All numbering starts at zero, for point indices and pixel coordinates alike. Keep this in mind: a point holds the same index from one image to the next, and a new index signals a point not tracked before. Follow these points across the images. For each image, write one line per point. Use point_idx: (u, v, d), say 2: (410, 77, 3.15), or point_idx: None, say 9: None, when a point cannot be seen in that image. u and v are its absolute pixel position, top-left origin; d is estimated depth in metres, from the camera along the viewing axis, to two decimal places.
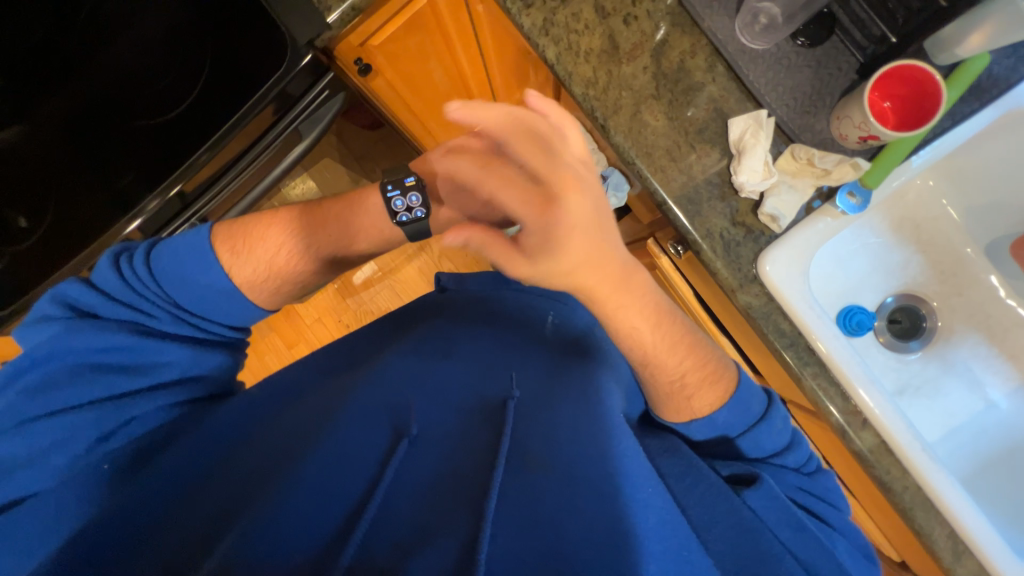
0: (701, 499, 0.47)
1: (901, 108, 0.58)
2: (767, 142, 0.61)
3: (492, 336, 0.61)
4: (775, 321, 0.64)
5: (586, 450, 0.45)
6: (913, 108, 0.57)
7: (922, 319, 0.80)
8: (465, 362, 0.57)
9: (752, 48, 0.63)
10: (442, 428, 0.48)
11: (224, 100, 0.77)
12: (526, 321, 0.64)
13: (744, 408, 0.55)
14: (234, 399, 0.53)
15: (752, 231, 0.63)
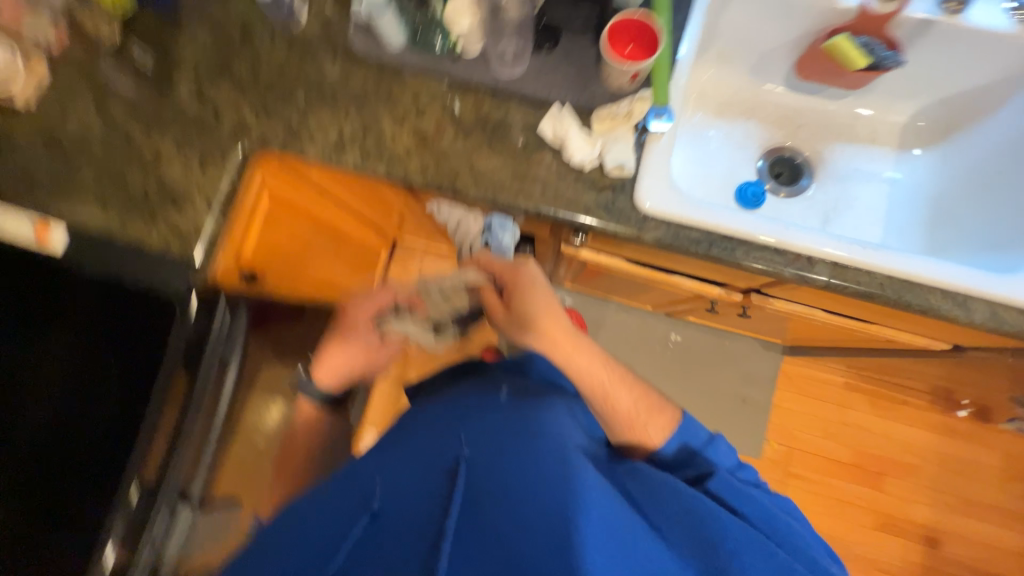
0: (656, 491, 0.60)
1: (643, 48, 0.69)
2: (574, 122, 0.71)
3: (450, 420, 0.69)
4: (686, 236, 0.69)
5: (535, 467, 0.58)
6: (649, 44, 0.69)
7: (792, 160, 0.91)
8: (426, 443, 0.66)
9: (516, 73, 0.74)
10: (408, 503, 0.57)
11: (133, 368, 0.74)
12: (479, 398, 0.73)
13: (691, 434, 0.69)
14: (231, 561, 0.59)
15: (615, 186, 0.71)
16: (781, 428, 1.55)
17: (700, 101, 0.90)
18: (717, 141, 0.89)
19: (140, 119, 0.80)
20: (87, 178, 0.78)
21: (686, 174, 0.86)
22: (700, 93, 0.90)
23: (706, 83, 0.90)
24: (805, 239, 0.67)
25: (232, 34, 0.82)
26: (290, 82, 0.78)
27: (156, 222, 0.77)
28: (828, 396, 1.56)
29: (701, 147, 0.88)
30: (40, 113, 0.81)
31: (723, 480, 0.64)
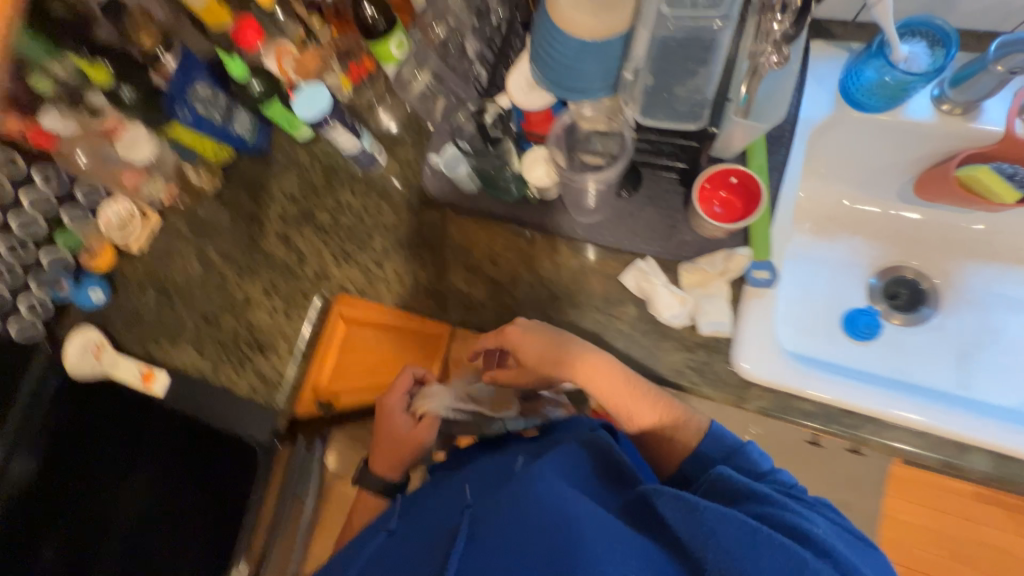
0: (673, 515, 0.45)
1: (736, 201, 0.64)
2: (660, 276, 0.65)
3: (465, 477, 0.62)
4: (797, 407, 0.61)
5: (527, 496, 0.49)
6: (745, 205, 0.63)
7: (913, 284, 0.79)
8: (428, 508, 0.59)
9: (591, 221, 0.70)
10: (409, 555, 0.51)
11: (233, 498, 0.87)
12: (495, 465, 0.62)
13: (721, 440, 0.58)
14: None
15: (710, 346, 0.64)
16: (896, 542, 1.34)
17: (803, 217, 0.82)
18: (830, 267, 0.80)
19: (235, 264, 0.85)
20: (189, 322, 0.84)
21: (788, 307, 0.77)
22: (801, 209, 0.81)
23: (812, 199, 0.81)
24: (954, 422, 0.56)
25: (317, 180, 0.85)
26: (368, 228, 0.80)
27: (244, 369, 0.80)
28: (957, 508, 1.32)
29: (808, 274, 0.79)
30: (152, 260, 0.89)
31: (731, 477, 0.51)
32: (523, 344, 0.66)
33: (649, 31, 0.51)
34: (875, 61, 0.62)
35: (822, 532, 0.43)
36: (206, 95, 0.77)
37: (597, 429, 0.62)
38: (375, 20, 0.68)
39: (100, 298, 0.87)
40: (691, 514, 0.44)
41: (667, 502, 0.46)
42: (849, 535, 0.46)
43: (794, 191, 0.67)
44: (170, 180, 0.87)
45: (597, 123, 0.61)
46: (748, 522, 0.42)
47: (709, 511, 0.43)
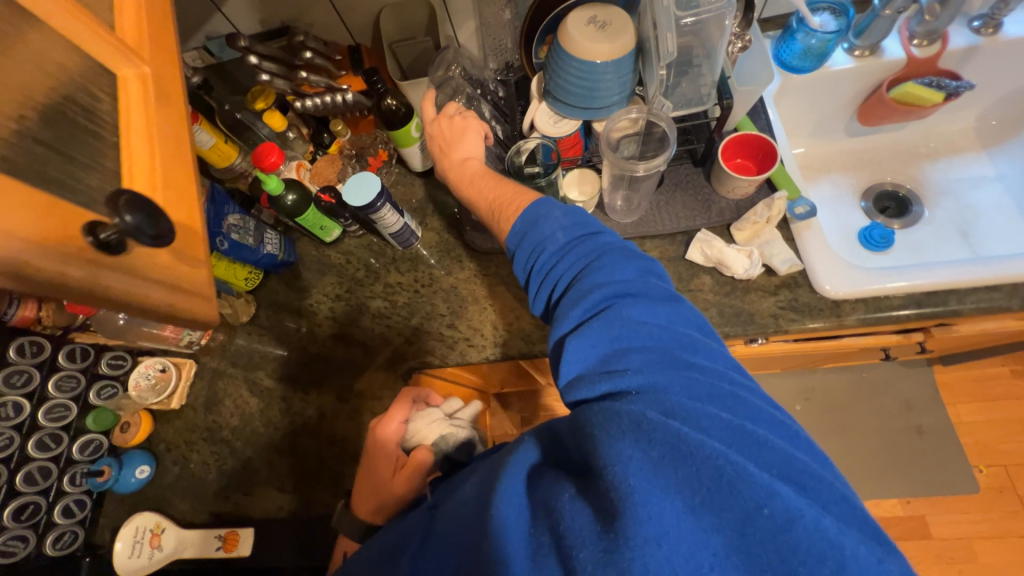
0: (572, 322, 0.49)
1: (751, 163, 0.75)
2: (721, 240, 0.72)
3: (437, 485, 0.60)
4: (888, 306, 0.66)
5: (457, 503, 0.46)
6: (760, 164, 0.74)
7: (896, 193, 0.93)
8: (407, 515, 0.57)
9: (634, 221, 0.76)
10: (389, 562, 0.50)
11: None
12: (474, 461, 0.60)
13: (647, 283, 0.49)
14: None
15: (791, 283, 0.70)
16: (977, 445, 1.37)
17: (805, 170, 0.96)
18: (846, 199, 0.93)
19: (295, 382, 0.80)
20: (259, 461, 0.76)
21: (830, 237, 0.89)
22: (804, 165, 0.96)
23: (807, 156, 0.96)
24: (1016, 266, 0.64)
25: (359, 273, 0.86)
26: (427, 297, 0.81)
27: (342, 487, 0.72)
28: (1006, 392, 1.40)
29: (832, 209, 0.92)
30: (196, 413, 0.81)
31: (661, 333, 0.46)
32: (494, 195, 0.63)
33: (673, 32, 0.58)
34: (798, 34, 0.79)
35: (759, 419, 0.40)
36: (238, 222, 0.78)
37: (558, 335, 0.50)
38: (397, 106, 0.74)
39: (148, 473, 0.77)
40: (566, 252, 0.53)
41: (544, 259, 0.55)
42: (685, 332, 0.46)
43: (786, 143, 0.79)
44: (207, 320, 0.81)
45: (626, 129, 0.69)
46: (639, 415, 0.38)
47: (577, 240, 0.54)
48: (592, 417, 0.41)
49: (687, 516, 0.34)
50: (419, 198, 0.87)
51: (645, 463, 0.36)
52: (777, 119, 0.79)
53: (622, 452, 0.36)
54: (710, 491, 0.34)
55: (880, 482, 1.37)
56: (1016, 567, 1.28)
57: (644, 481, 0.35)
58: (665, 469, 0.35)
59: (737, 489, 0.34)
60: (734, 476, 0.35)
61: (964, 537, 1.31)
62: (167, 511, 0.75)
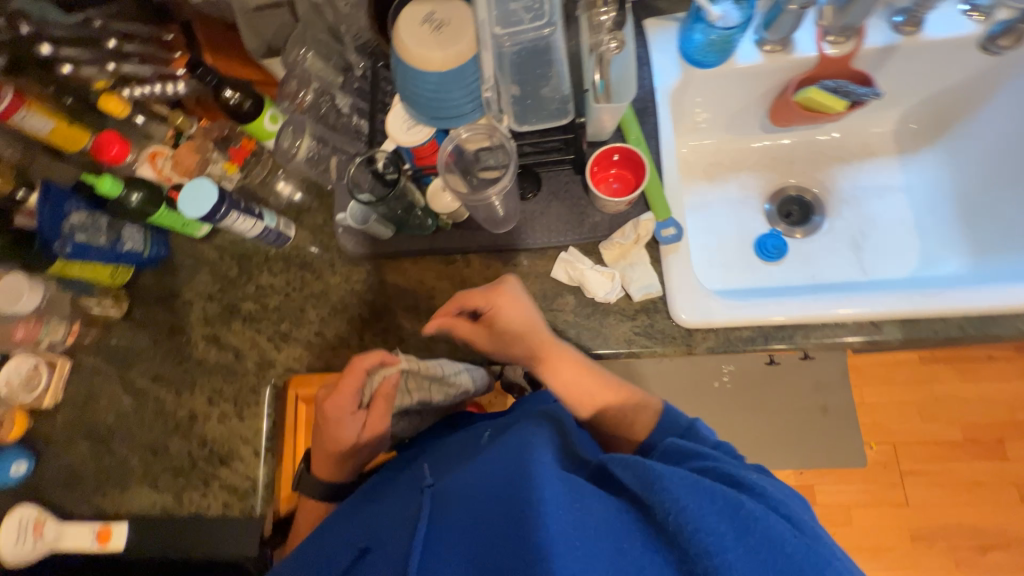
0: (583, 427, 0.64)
1: (627, 172, 0.70)
2: (586, 261, 0.69)
3: (428, 461, 0.62)
4: (738, 336, 0.67)
5: (482, 485, 0.47)
6: (635, 178, 0.69)
7: (801, 198, 0.89)
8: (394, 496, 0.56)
9: (504, 233, 0.73)
10: (388, 530, 0.49)
11: None
12: (460, 444, 0.64)
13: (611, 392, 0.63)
14: None
15: (649, 309, 0.69)
16: (874, 424, 1.46)
17: (709, 168, 0.91)
18: (748, 201, 0.89)
19: (168, 383, 0.80)
20: (133, 459, 0.78)
21: (722, 246, 0.86)
22: (708, 162, 0.91)
23: (714, 152, 0.91)
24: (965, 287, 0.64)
25: (230, 271, 0.83)
26: (298, 302, 0.79)
27: (210, 488, 0.75)
28: (910, 376, 1.46)
29: (731, 215, 0.88)
30: (74, 410, 0.82)
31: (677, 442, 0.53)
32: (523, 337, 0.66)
33: (490, 51, 0.55)
34: (698, 25, 0.71)
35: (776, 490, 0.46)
36: (84, 221, 0.73)
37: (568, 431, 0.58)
38: (240, 100, 0.67)
39: (24, 470, 0.78)
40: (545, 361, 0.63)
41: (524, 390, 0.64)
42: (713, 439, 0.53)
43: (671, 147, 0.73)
44: (70, 320, 0.81)
45: (479, 142, 0.63)
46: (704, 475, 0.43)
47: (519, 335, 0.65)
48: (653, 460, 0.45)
49: (751, 562, 0.37)
50: (291, 191, 0.81)
51: (704, 509, 0.40)
52: (664, 121, 0.73)
53: (693, 498, 0.40)
54: (757, 538, 0.39)
55: (780, 456, 1.47)
56: (885, 531, 1.42)
57: (705, 522, 0.39)
58: (732, 523, 0.39)
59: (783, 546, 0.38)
60: (775, 531, 0.39)
61: (844, 505, 1.45)
62: (48, 503, 0.79)
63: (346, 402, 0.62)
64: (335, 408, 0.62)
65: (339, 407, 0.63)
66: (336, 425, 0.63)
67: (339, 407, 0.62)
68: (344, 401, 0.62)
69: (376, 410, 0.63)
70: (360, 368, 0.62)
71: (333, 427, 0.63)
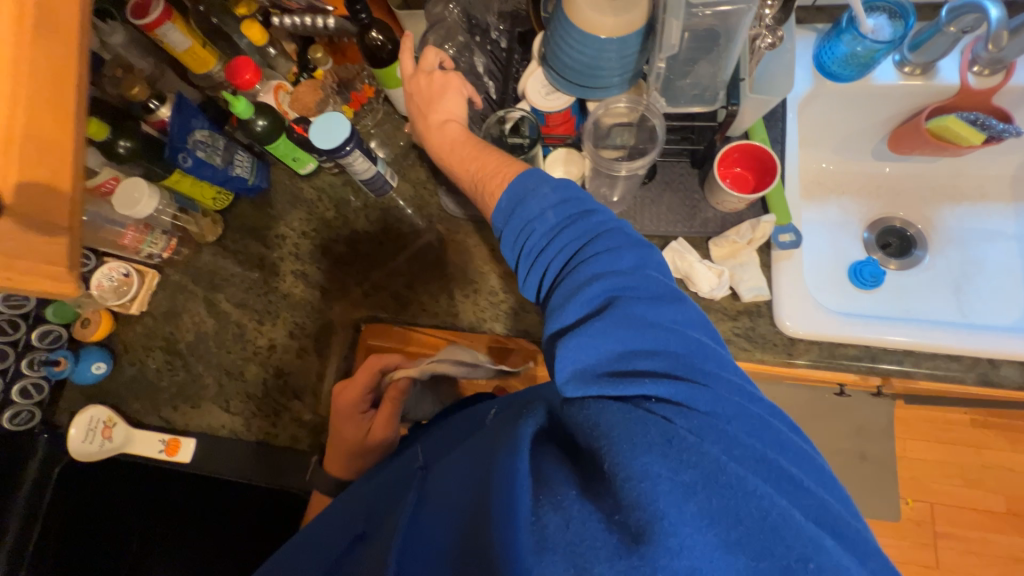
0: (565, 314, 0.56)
1: (749, 174, 0.69)
2: (694, 254, 0.68)
3: (429, 442, 0.59)
4: (842, 352, 0.65)
5: (459, 477, 0.44)
6: (758, 180, 0.68)
7: (903, 231, 0.87)
8: (395, 472, 0.57)
9: (611, 214, 0.73)
10: (384, 515, 0.51)
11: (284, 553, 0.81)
12: (466, 419, 0.59)
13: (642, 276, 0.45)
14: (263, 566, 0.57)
15: (753, 312, 0.67)
16: (913, 480, 1.41)
17: (812, 187, 0.89)
18: (847, 224, 0.87)
19: (252, 311, 0.81)
20: (208, 379, 0.79)
21: (816, 264, 0.84)
22: (813, 180, 0.89)
23: (822, 172, 0.89)
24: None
25: (327, 212, 0.84)
26: (391, 251, 0.80)
27: (280, 419, 0.76)
28: (958, 438, 1.41)
29: (829, 234, 0.87)
30: (155, 321, 0.83)
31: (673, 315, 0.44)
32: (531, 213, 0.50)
33: (676, 17, 0.52)
34: (845, 35, 0.70)
35: (777, 431, 0.38)
36: (205, 138, 0.75)
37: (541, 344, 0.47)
38: (382, 43, 0.68)
39: (104, 369, 0.80)
40: (555, 237, 0.49)
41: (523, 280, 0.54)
42: (695, 339, 0.42)
43: (795, 154, 0.72)
44: (170, 235, 0.82)
45: (621, 115, 0.64)
46: (667, 428, 0.36)
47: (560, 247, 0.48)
48: (601, 407, 0.39)
49: (723, 550, 0.31)
50: (400, 143, 0.83)
51: (672, 485, 0.33)
52: (791, 129, 0.72)
53: (658, 486, 0.32)
54: (733, 524, 0.31)
55: None
56: None
57: (670, 504, 0.32)
58: (696, 492, 0.32)
59: (771, 525, 0.31)
60: (777, 520, 0.32)
61: None
62: (120, 407, 0.80)
63: (353, 404, 0.66)
64: (342, 410, 0.66)
65: (345, 407, 0.66)
66: (343, 424, 0.66)
67: (347, 409, 0.66)
68: (349, 400, 0.66)
69: (383, 414, 0.66)
70: (368, 367, 0.66)
71: (341, 428, 0.67)
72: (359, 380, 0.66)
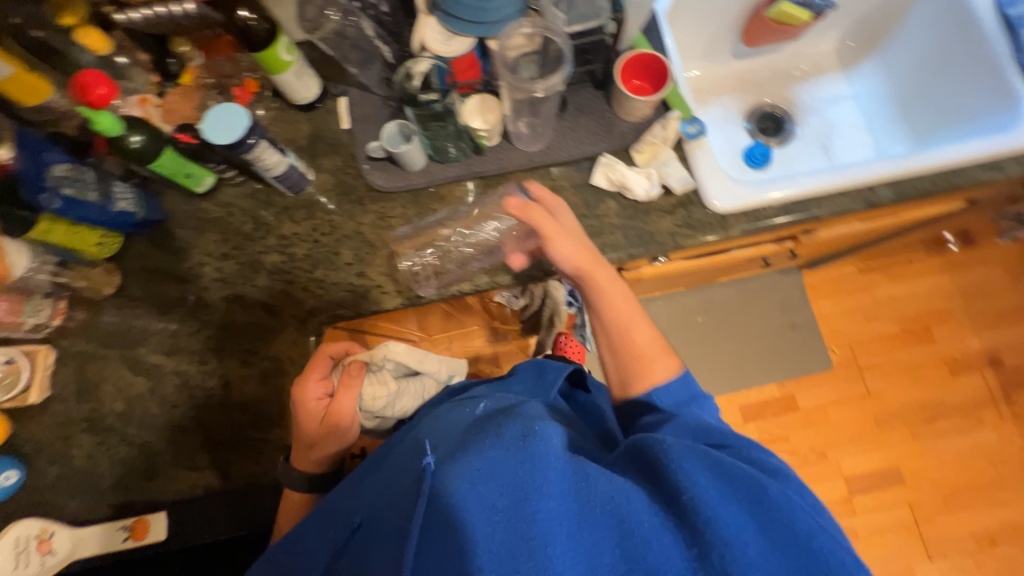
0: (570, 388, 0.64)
1: (648, 84, 0.74)
2: (623, 164, 0.73)
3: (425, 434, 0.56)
4: (764, 214, 0.74)
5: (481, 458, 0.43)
6: (656, 84, 0.74)
7: (773, 114, 1.01)
8: (395, 466, 0.54)
9: (538, 149, 0.75)
10: (387, 505, 0.49)
11: None
12: (461, 414, 0.58)
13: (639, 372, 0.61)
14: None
15: (685, 202, 0.74)
16: (833, 332, 1.66)
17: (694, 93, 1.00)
18: (730, 119, 1.00)
19: (188, 355, 0.71)
20: (159, 444, 0.69)
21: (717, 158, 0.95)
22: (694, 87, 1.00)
23: (699, 80, 1.00)
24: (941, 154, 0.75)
25: (244, 227, 0.76)
26: (330, 246, 0.75)
27: (261, 455, 0.68)
28: (854, 286, 1.69)
29: (718, 130, 0.98)
30: (68, 404, 0.70)
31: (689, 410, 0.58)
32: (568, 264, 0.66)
33: None
34: None
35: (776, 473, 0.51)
36: (68, 173, 0.64)
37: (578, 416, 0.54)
38: (255, 22, 0.63)
39: (16, 479, 0.66)
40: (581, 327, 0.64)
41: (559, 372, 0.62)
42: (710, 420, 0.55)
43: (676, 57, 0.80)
44: (55, 298, 0.70)
45: (522, 46, 0.67)
46: (726, 468, 0.44)
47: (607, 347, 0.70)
48: (672, 443, 0.44)
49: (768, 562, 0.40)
50: (305, 134, 0.78)
51: (733, 514, 0.41)
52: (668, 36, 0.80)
53: (725, 509, 0.41)
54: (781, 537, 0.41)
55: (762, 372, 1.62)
56: (857, 419, 1.61)
57: (731, 526, 0.40)
58: (753, 520, 0.41)
59: (806, 543, 0.41)
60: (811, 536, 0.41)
61: (822, 405, 1.62)
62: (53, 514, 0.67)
63: (310, 391, 0.64)
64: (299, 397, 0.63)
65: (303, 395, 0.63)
66: (302, 412, 0.63)
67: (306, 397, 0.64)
68: (307, 388, 0.63)
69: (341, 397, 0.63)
70: (323, 350, 0.66)
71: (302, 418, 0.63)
72: (314, 363, 0.65)
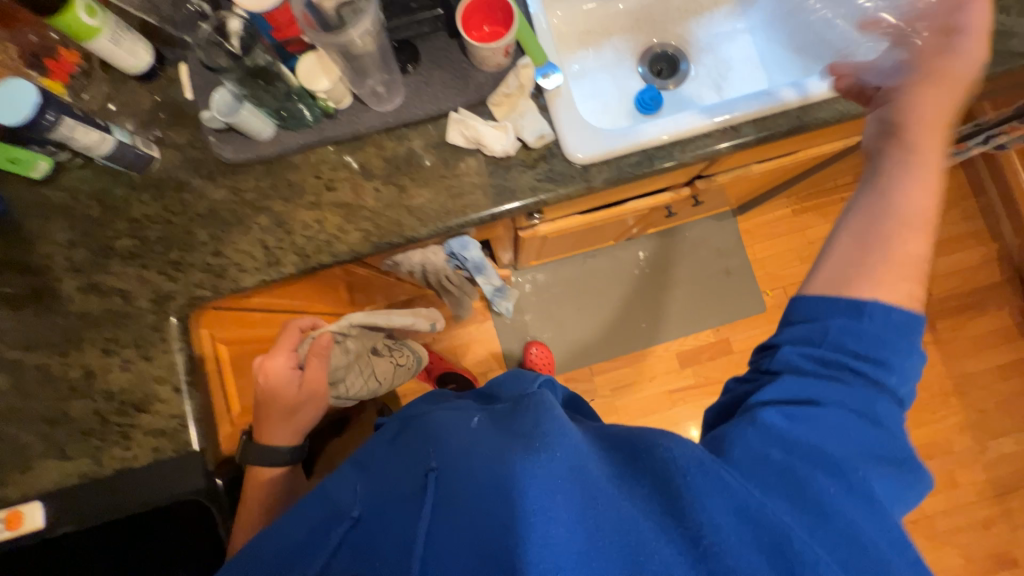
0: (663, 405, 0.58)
1: (500, 28, 0.70)
2: (477, 119, 0.70)
3: (440, 434, 0.53)
4: (627, 162, 0.73)
5: (487, 478, 0.43)
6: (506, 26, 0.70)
7: (666, 54, 0.96)
8: (407, 459, 0.51)
9: (389, 109, 0.72)
10: (387, 502, 0.48)
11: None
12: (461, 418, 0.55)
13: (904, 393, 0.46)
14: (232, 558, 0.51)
15: (545, 155, 0.72)
16: (769, 274, 1.68)
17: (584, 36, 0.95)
18: (620, 62, 0.95)
19: (47, 347, 0.70)
20: (27, 437, 0.68)
21: (605, 105, 0.92)
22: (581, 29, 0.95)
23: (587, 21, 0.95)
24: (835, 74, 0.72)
25: (91, 211, 0.73)
26: (184, 226, 0.72)
27: (132, 439, 0.69)
28: (790, 228, 1.69)
29: (607, 75, 0.94)
30: None
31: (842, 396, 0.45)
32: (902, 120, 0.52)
33: None
34: None
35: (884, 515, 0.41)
36: None
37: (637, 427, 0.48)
38: None
39: None
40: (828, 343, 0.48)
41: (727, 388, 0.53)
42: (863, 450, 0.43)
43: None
44: None
45: None
46: (782, 517, 0.38)
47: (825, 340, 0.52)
48: (692, 467, 0.40)
49: None
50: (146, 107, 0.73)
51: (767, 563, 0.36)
52: None
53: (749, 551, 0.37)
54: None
55: (697, 318, 1.65)
56: None
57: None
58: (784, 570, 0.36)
59: None
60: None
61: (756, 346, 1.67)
62: None
63: (282, 366, 0.72)
64: (270, 371, 0.71)
65: (274, 369, 0.72)
66: (273, 387, 0.72)
67: (276, 372, 0.72)
68: (279, 363, 0.71)
69: (313, 366, 0.73)
70: (293, 324, 0.74)
71: (275, 390, 0.71)
72: (286, 341, 0.73)
